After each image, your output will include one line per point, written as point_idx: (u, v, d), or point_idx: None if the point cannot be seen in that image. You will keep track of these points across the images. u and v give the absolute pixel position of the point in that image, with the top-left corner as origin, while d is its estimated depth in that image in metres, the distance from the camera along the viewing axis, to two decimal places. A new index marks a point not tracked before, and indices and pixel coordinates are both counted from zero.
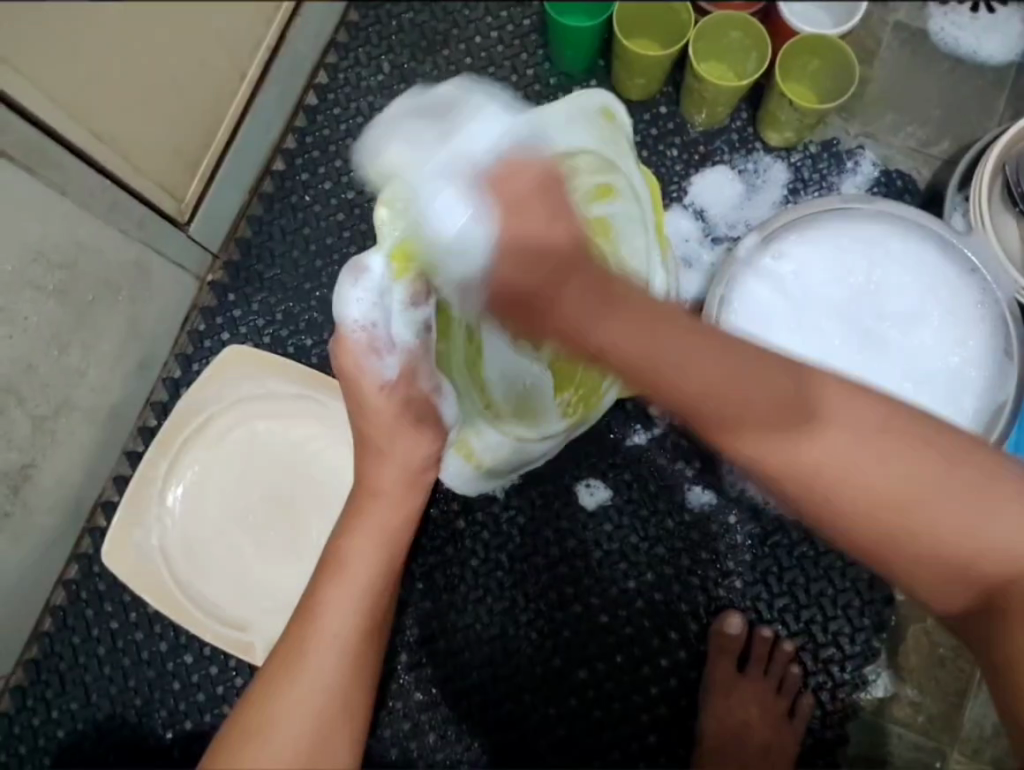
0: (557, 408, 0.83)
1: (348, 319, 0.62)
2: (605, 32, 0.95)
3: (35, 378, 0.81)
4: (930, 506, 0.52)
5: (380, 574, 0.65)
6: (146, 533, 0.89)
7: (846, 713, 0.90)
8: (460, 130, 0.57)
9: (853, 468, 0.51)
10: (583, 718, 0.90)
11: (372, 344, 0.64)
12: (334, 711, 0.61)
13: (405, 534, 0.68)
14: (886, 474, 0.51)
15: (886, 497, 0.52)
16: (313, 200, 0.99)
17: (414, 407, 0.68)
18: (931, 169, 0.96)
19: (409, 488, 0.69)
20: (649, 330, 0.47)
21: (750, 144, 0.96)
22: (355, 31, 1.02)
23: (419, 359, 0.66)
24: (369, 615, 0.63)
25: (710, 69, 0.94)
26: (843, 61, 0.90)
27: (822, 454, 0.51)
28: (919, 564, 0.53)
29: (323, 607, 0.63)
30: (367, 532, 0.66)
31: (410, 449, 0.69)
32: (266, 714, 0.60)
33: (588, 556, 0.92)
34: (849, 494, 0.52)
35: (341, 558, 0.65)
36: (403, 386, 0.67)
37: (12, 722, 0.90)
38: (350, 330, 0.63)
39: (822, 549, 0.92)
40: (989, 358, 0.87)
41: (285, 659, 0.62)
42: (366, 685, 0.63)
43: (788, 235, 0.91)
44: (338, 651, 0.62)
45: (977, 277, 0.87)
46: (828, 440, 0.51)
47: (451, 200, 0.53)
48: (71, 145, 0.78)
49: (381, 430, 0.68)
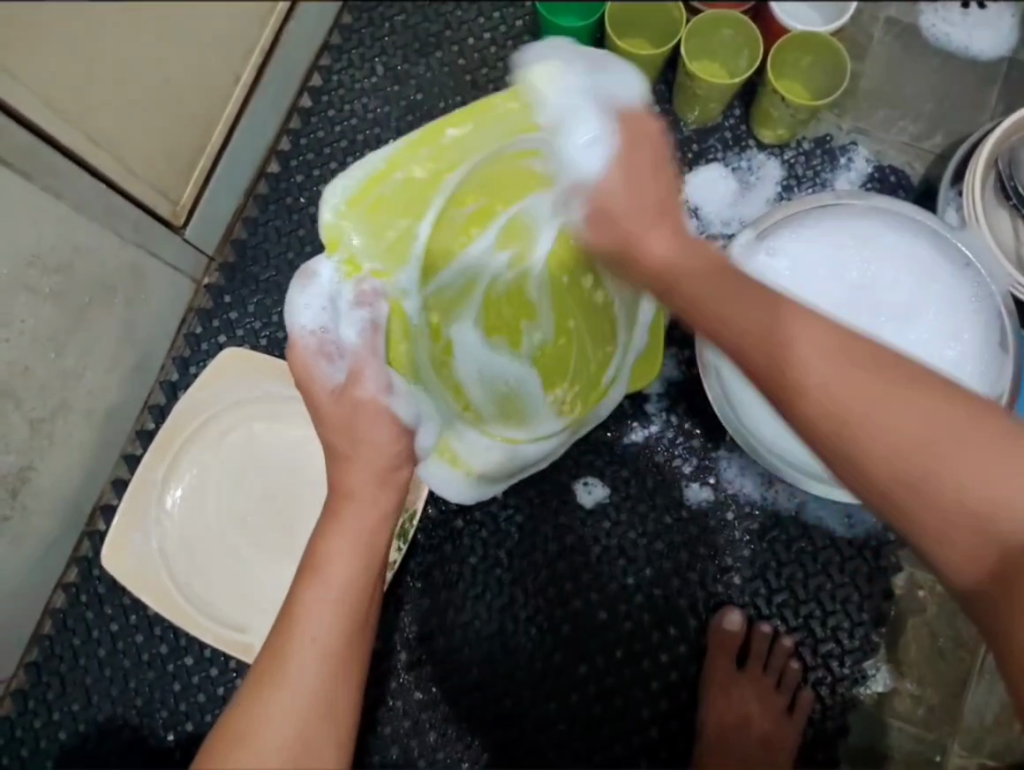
0: (549, 406, 0.84)
1: (299, 325, 0.61)
2: (596, 32, 0.95)
3: (32, 381, 0.81)
4: (953, 462, 0.51)
5: (359, 573, 0.61)
6: (146, 534, 0.89)
7: (846, 706, 0.90)
8: (607, 77, 0.63)
9: (879, 404, 0.51)
10: (583, 714, 0.90)
11: (322, 348, 0.62)
12: (319, 718, 0.57)
13: (383, 530, 0.64)
14: (913, 415, 0.51)
15: (913, 435, 0.51)
16: (308, 202, 0.99)
17: (370, 408, 0.64)
18: (924, 164, 0.96)
19: (384, 485, 0.65)
20: (709, 277, 0.58)
21: (743, 142, 0.97)
22: (348, 33, 1.03)
23: (368, 362, 0.62)
24: (350, 617, 0.59)
25: (703, 68, 0.95)
26: (835, 56, 0.90)
27: (842, 380, 0.52)
28: (940, 514, 0.51)
29: (303, 611, 0.59)
30: (343, 533, 0.62)
31: (381, 441, 0.65)
32: (249, 723, 0.57)
33: (587, 552, 0.92)
34: (876, 432, 0.51)
35: (317, 560, 0.61)
36: (353, 388, 0.63)
37: (13, 726, 0.90)
38: (302, 336, 0.62)
39: (820, 544, 0.92)
40: (986, 351, 0.87)
41: (266, 664, 0.58)
42: (352, 689, 0.59)
43: (783, 230, 0.91)
44: (320, 654, 0.58)
45: (970, 271, 0.88)
46: (858, 379, 0.52)
47: (596, 133, 0.61)
48: (63, 146, 0.78)
49: (344, 431, 0.64)
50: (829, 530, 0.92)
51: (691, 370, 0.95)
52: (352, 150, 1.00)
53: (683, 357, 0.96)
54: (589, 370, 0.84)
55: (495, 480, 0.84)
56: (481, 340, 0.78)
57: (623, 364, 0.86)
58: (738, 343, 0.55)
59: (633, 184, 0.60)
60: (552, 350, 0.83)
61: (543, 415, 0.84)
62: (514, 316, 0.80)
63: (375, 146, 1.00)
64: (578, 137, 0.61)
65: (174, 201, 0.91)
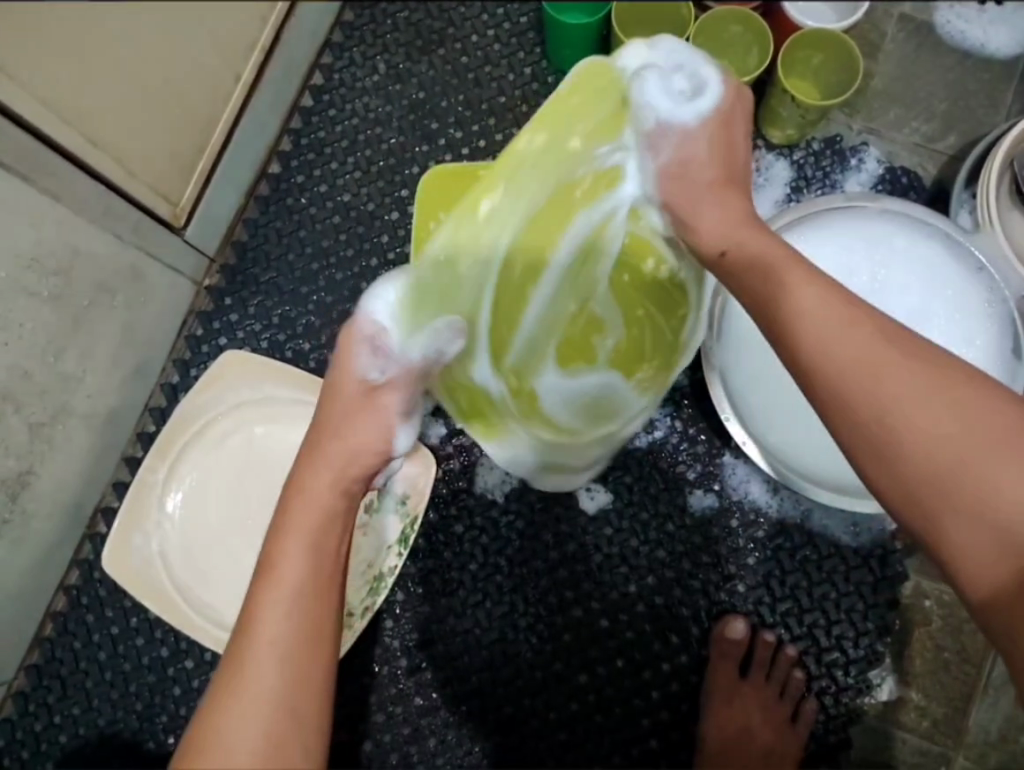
0: (635, 388, 0.88)
1: (369, 313, 0.72)
2: (602, 29, 0.93)
3: (31, 384, 0.81)
4: (979, 462, 0.50)
5: (312, 570, 0.61)
6: (146, 538, 0.89)
7: (851, 717, 0.89)
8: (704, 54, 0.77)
9: (908, 393, 0.52)
10: (584, 721, 0.90)
11: (375, 342, 0.71)
12: (285, 716, 0.55)
13: (335, 530, 0.64)
14: (952, 419, 0.51)
15: (947, 434, 0.51)
16: (309, 203, 0.98)
17: (380, 412, 0.70)
18: (936, 166, 0.94)
19: (341, 486, 0.66)
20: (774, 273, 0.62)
21: (751, 142, 0.95)
22: (349, 30, 1.01)
23: (401, 383, 0.71)
24: (308, 614, 0.59)
25: (711, 66, 0.93)
26: (847, 52, 0.88)
27: (894, 375, 0.53)
28: (959, 515, 0.50)
29: (259, 612, 0.58)
30: (296, 535, 0.62)
31: (367, 444, 0.68)
32: (212, 728, 0.55)
33: (588, 559, 0.92)
34: (907, 429, 0.52)
35: (271, 564, 0.61)
36: (379, 393, 0.70)
37: (15, 727, 0.90)
38: (363, 322, 0.72)
39: (825, 553, 0.91)
40: (997, 359, 0.85)
41: (229, 668, 0.57)
42: (320, 689, 0.57)
43: (791, 234, 0.89)
44: (279, 655, 0.57)
45: (984, 276, 0.87)
46: (908, 372, 0.53)
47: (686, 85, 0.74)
48: (61, 146, 0.77)
49: (339, 422, 0.69)
50: (835, 538, 0.91)
51: (696, 375, 0.94)
52: (353, 149, 0.99)
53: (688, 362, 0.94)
54: (665, 362, 0.88)
55: (576, 456, 0.90)
56: (536, 332, 0.85)
57: (697, 332, 0.87)
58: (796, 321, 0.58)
59: (721, 151, 0.74)
60: (626, 344, 0.87)
61: (627, 397, 0.89)
62: (584, 334, 0.86)
63: (377, 146, 0.98)
64: (658, 87, 0.74)
65: (174, 202, 0.90)
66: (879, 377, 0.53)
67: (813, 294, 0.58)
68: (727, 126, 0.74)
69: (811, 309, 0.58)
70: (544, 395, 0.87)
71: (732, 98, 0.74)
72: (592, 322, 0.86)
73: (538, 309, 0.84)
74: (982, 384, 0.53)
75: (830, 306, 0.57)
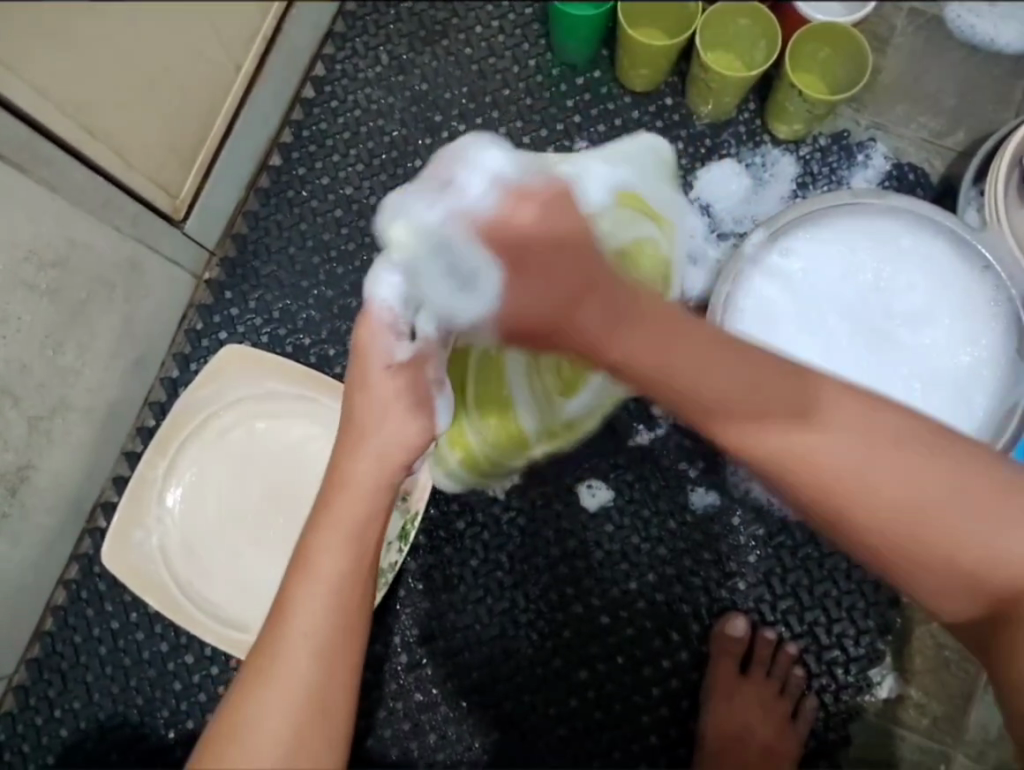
0: None
1: (377, 297, 0.57)
2: (608, 20, 0.92)
3: (30, 379, 0.80)
4: (948, 521, 0.53)
5: (350, 568, 0.59)
6: (146, 533, 0.89)
7: (851, 714, 0.89)
8: (463, 165, 0.52)
9: (870, 472, 0.53)
10: (584, 718, 0.90)
11: (394, 324, 0.59)
12: (314, 713, 0.56)
13: (381, 516, 0.61)
14: (915, 481, 0.53)
15: (909, 501, 0.53)
16: (310, 195, 0.97)
17: (409, 395, 0.61)
18: (944, 162, 0.93)
19: (388, 473, 0.62)
20: (655, 347, 0.51)
21: (757, 137, 0.94)
22: (352, 20, 1.00)
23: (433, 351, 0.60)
24: (343, 615, 0.58)
25: (718, 59, 0.92)
26: (855, 48, 0.87)
27: (838, 455, 0.52)
28: (924, 568, 0.54)
29: (297, 604, 0.58)
30: (333, 530, 0.59)
31: (402, 429, 0.61)
32: (240, 717, 0.56)
33: (589, 556, 0.91)
34: (866, 505, 0.53)
35: (309, 555, 0.59)
36: (412, 370, 0.61)
37: (15, 721, 0.90)
38: (377, 306, 0.58)
39: (827, 551, 0.91)
40: (1002, 358, 0.85)
41: (260, 660, 0.58)
42: (349, 683, 0.58)
43: (797, 231, 0.89)
44: (312, 651, 0.57)
45: (990, 274, 0.85)
46: (851, 448, 0.52)
47: (473, 264, 0.50)
48: (56, 136, 0.76)
49: (370, 408, 0.61)
50: None
51: None
52: (355, 142, 0.97)
53: None
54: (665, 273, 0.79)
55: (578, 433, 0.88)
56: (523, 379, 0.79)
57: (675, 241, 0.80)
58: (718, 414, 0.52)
59: (551, 228, 0.49)
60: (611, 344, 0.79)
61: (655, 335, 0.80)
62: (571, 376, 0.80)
63: (379, 138, 0.97)
64: (450, 286, 0.52)
65: (173, 195, 0.90)
66: (822, 459, 0.53)
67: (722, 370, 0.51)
68: (551, 242, 0.49)
69: (728, 391, 0.52)
70: (556, 416, 0.83)
71: (522, 230, 0.49)
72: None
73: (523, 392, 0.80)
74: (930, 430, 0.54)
75: (748, 384, 0.52)
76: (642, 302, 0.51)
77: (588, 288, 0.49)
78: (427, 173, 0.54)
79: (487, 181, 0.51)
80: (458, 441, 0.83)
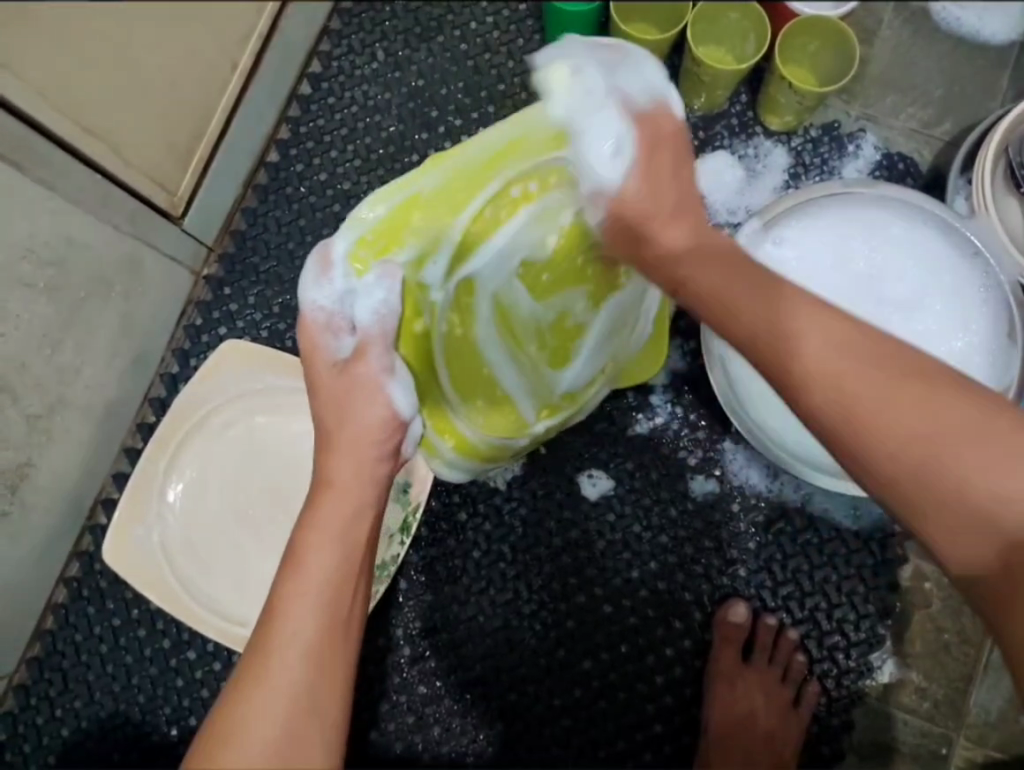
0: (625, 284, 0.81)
1: (310, 301, 0.63)
2: (600, 16, 0.93)
3: (29, 376, 0.80)
4: (954, 450, 0.52)
5: (339, 564, 0.62)
6: (147, 530, 0.89)
7: (852, 699, 0.90)
8: (626, 64, 0.64)
9: (871, 395, 0.53)
10: (587, 708, 0.90)
11: (331, 324, 0.65)
12: (305, 714, 0.57)
13: (364, 517, 0.65)
14: (914, 409, 0.53)
15: (915, 430, 0.52)
16: (308, 191, 0.98)
17: (361, 386, 0.66)
18: (933, 151, 0.95)
19: (367, 473, 0.66)
20: (718, 270, 0.62)
21: (750, 129, 0.95)
22: (347, 18, 1.01)
23: (375, 343, 0.65)
24: (332, 612, 0.60)
25: (709, 53, 0.94)
26: (843, 42, 0.89)
27: (852, 379, 0.54)
28: (939, 505, 0.52)
29: (282, 609, 0.59)
30: (319, 530, 0.63)
31: (366, 423, 0.66)
32: (230, 721, 0.57)
33: (591, 546, 0.92)
34: (874, 426, 0.53)
35: (298, 556, 0.62)
36: (355, 364, 0.65)
37: (16, 721, 0.90)
38: (312, 310, 0.64)
39: (826, 536, 0.91)
40: (993, 342, 0.87)
41: (250, 665, 0.59)
42: (340, 682, 0.59)
43: (790, 221, 0.90)
44: (301, 651, 0.58)
45: (980, 261, 0.87)
46: (852, 372, 0.54)
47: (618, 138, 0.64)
48: (50, 134, 0.77)
49: (331, 411, 0.67)
50: (836, 522, 0.91)
51: (697, 360, 0.95)
52: (352, 138, 0.98)
53: (689, 347, 0.95)
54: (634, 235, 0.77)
55: (582, 407, 0.89)
56: (507, 360, 0.80)
57: None
58: (751, 328, 0.59)
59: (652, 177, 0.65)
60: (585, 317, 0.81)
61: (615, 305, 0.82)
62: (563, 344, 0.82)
63: (376, 134, 0.98)
64: (592, 150, 0.64)
65: (171, 191, 0.90)
66: (841, 376, 0.54)
67: (759, 297, 0.59)
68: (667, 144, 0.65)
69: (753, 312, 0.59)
70: (552, 392, 0.85)
71: (658, 115, 0.65)
72: (553, 315, 0.79)
73: (513, 373, 0.81)
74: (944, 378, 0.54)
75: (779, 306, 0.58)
76: (704, 241, 0.64)
77: (675, 215, 0.65)
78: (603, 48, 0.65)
79: (643, 91, 0.64)
80: (446, 429, 0.81)
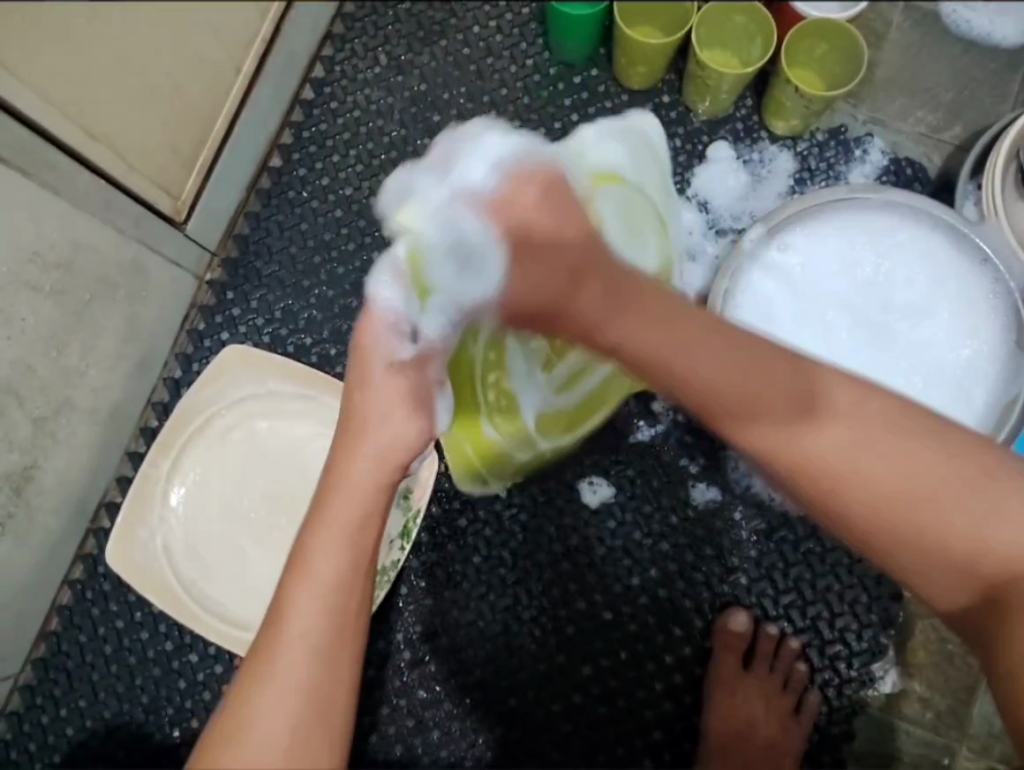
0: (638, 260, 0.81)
1: (382, 292, 0.57)
2: (605, 18, 0.92)
3: (34, 379, 0.81)
4: (940, 505, 0.55)
5: (350, 569, 0.57)
6: (151, 533, 0.89)
7: (854, 708, 0.89)
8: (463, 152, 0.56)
9: (856, 453, 0.55)
10: (587, 713, 0.90)
11: (399, 322, 0.58)
12: (308, 715, 0.55)
13: (377, 517, 0.58)
14: (891, 466, 0.55)
15: (891, 484, 0.55)
16: (311, 196, 0.98)
17: (416, 391, 0.59)
18: (941, 156, 0.94)
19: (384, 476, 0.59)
20: (661, 329, 0.56)
21: (755, 133, 0.94)
22: (351, 22, 1.01)
23: (436, 357, 0.60)
24: (339, 615, 0.56)
25: (715, 56, 0.92)
26: (853, 45, 0.87)
27: (820, 434, 0.56)
28: (917, 552, 0.56)
29: (291, 605, 0.56)
30: (330, 528, 0.57)
31: (403, 427, 0.59)
32: (236, 718, 0.55)
33: (591, 553, 0.92)
34: (852, 481, 0.56)
35: (303, 556, 0.57)
36: (411, 370, 0.59)
37: (21, 720, 0.91)
38: (383, 306, 0.57)
39: (828, 545, 0.91)
40: (1000, 352, 0.85)
41: (256, 660, 0.56)
42: (342, 687, 0.56)
43: (795, 226, 0.89)
44: (308, 651, 0.55)
45: (989, 267, 0.85)
46: (838, 430, 0.56)
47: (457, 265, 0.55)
48: (65, 145, 0.78)
49: (369, 405, 0.59)
50: None
51: None
52: (355, 142, 0.98)
53: None
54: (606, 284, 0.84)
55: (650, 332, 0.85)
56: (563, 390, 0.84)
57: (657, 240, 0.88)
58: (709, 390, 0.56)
59: (544, 275, 0.55)
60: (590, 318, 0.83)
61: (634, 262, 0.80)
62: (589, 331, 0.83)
63: (379, 138, 0.98)
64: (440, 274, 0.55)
65: (175, 195, 0.90)
66: (811, 442, 0.56)
67: (705, 352, 0.56)
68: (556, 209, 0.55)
69: (711, 382, 0.56)
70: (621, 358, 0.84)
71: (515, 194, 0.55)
72: None
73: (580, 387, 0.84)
74: (936, 425, 0.56)
75: (741, 372, 0.56)
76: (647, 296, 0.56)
77: (587, 276, 0.55)
78: (433, 163, 0.58)
79: (485, 178, 0.55)
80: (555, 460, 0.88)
